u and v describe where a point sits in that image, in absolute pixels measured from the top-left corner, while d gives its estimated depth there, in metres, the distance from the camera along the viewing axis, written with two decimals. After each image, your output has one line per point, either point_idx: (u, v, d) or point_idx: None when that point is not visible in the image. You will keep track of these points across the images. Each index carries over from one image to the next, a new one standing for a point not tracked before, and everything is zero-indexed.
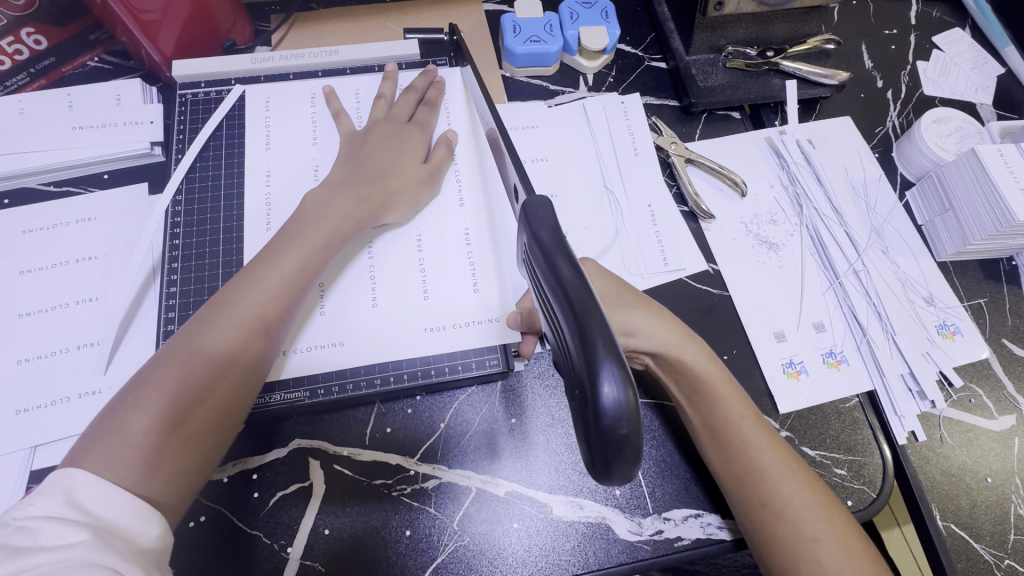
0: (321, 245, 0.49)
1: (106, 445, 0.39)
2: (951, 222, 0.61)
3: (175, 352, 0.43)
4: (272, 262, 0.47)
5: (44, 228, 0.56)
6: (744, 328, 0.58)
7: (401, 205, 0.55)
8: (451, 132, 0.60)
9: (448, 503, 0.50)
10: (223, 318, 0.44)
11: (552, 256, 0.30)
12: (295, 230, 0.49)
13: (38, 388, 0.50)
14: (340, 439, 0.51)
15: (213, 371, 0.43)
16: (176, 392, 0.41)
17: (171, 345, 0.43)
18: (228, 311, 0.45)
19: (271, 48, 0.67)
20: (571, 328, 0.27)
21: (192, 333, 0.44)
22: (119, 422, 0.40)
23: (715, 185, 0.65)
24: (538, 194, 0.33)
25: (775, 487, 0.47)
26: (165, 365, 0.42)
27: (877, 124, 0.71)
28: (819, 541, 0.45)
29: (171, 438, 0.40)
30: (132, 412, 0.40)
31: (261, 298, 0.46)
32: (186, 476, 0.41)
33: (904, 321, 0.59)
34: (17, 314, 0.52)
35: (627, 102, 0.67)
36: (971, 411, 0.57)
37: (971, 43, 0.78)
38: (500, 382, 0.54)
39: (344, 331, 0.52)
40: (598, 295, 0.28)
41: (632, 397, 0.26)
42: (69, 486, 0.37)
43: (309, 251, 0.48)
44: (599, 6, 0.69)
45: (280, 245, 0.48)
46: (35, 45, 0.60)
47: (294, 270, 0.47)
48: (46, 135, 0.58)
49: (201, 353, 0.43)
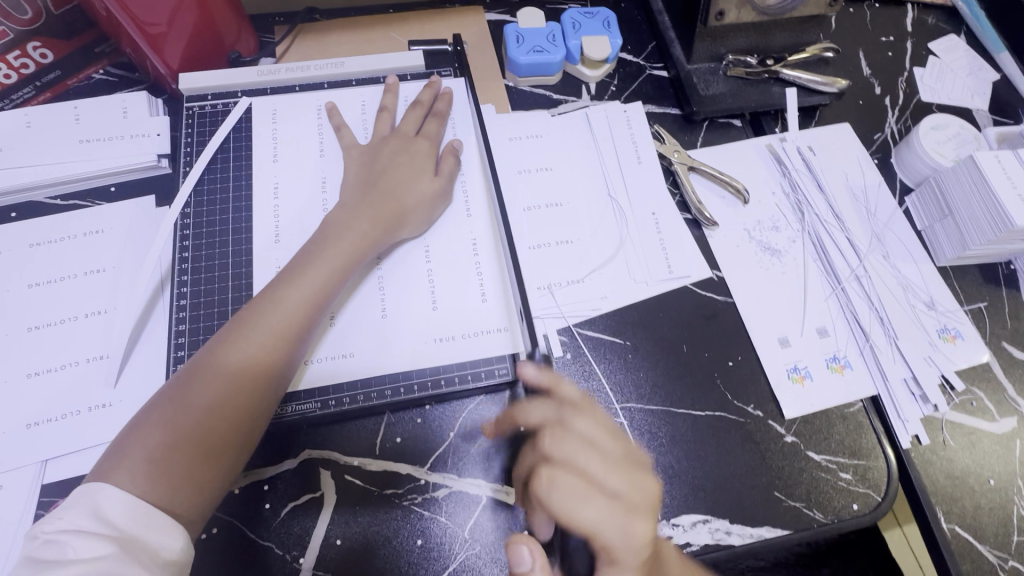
0: (338, 262, 0.50)
1: (132, 461, 0.40)
2: (950, 228, 0.62)
3: (200, 369, 0.44)
4: (292, 282, 0.48)
5: (52, 241, 0.56)
6: (749, 334, 0.59)
7: (418, 221, 0.56)
8: (458, 141, 0.60)
9: (458, 513, 0.50)
10: (245, 336, 0.45)
11: None
12: (313, 251, 0.50)
13: (48, 401, 0.50)
14: (350, 449, 0.52)
15: (235, 387, 0.43)
16: (199, 407, 0.42)
17: (196, 363, 0.44)
18: (250, 330, 0.46)
19: (276, 60, 0.67)
20: None
21: (215, 351, 0.45)
22: (144, 436, 0.41)
23: (717, 193, 0.66)
24: None
25: None
26: (190, 382, 0.43)
27: (875, 130, 0.72)
28: None
29: (193, 454, 0.41)
30: (156, 428, 0.41)
31: (281, 317, 0.46)
32: (208, 491, 0.41)
33: (906, 325, 0.60)
34: (27, 327, 0.53)
35: (630, 110, 0.68)
36: (973, 414, 0.58)
37: (966, 49, 0.79)
38: (508, 390, 0.55)
39: (355, 342, 0.53)
40: None
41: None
42: (97, 501, 0.38)
43: (326, 269, 0.49)
44: (601, 16, 0.70)
45: (299, 265, 0.50)
46: (41, 58, 0.61)
47: (313, 288, 0.48)
48: (52, 149, 0.58)
49: (224, 370, 0.44)
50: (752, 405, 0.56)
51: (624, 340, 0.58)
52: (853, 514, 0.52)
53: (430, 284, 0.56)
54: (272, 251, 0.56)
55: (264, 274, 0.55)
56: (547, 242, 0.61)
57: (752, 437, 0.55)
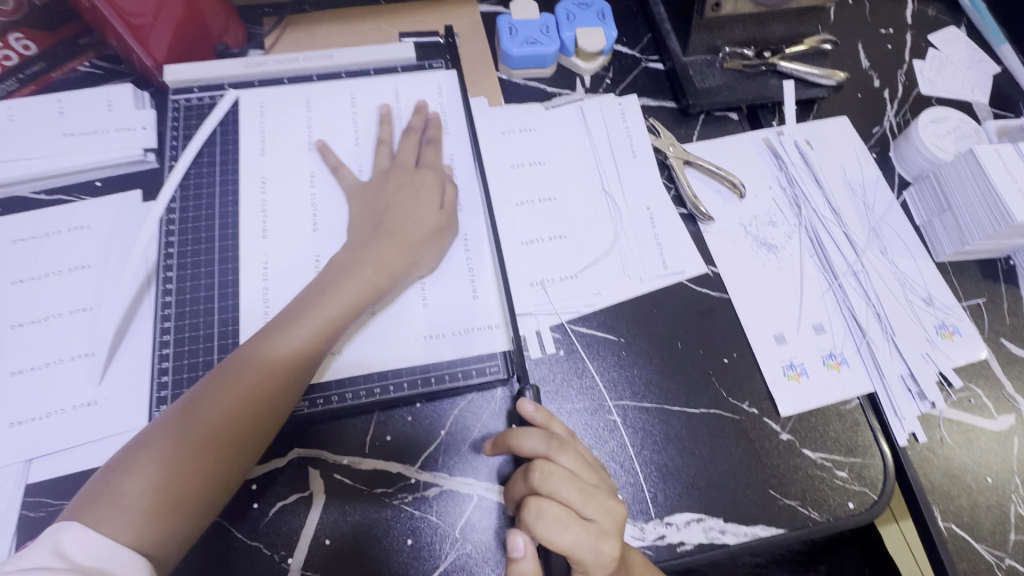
0: (335, 313, 0.48)
1: (106, 506, 0.40)
2: (949, 223, 0.61)
3: (189, 414, 0.44)
4: (287, 330, 0.47)
5: (37, 237, 0.55)
6: (745, 331, 0.58)
7: (422, 261, 0.53)
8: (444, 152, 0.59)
9: (449, 512, 0.49)
10: (227, 387, 0.45)
11: None
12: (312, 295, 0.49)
13: (32, 400, 0.49)
14: (339, 448, 0.51)
15: (213, 440, 0.43)
16: (178, 459, 0.42)
17: (178, 410, 0.44)
18: (239, 379, 0.45)
19: (265, 52, 0.66)
20: None
21: (207, 397, 0.45)
22: (126, 478, 0.41)
23: (713, 187, 0.65)
24: None
25: None
26: (177, 427, 0.43)
27: (874, 124, 0.71)
28: None
29: (168, 506, 0.41)
30: (140, 471, 0.42)
31: (266, 368, 0.46)
32: (177, 540, 0.41)
33: (904, 322, 0.59)
34: (10, 325, 0.52)
35: (624, 103, 0.67)
36: (970, 411, 0.57)
37: (966, 41, 0.78)
38: (500, 388, 0.54)
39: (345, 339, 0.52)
40: None
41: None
42: (61, 540, 0.38)
43: (322, 317, 0.48)
44: (595, 8, 0.69)
45: (298, 312, 0.48)
46: (24, 50, 0.59)
47: (303, 339, 0.47)
48: (36, 142, 0.57)
49: (210, 420, 0.44)
50: (747, 403, 0.55)
51: (618, 336, 0.57)
52: (849, 513, 0.52)
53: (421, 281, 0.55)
54: (261, 246, 0.55)
55: (251, 270, 0.54)
56: (541, 237, 0.60)
57: (747, 436, 0.54)
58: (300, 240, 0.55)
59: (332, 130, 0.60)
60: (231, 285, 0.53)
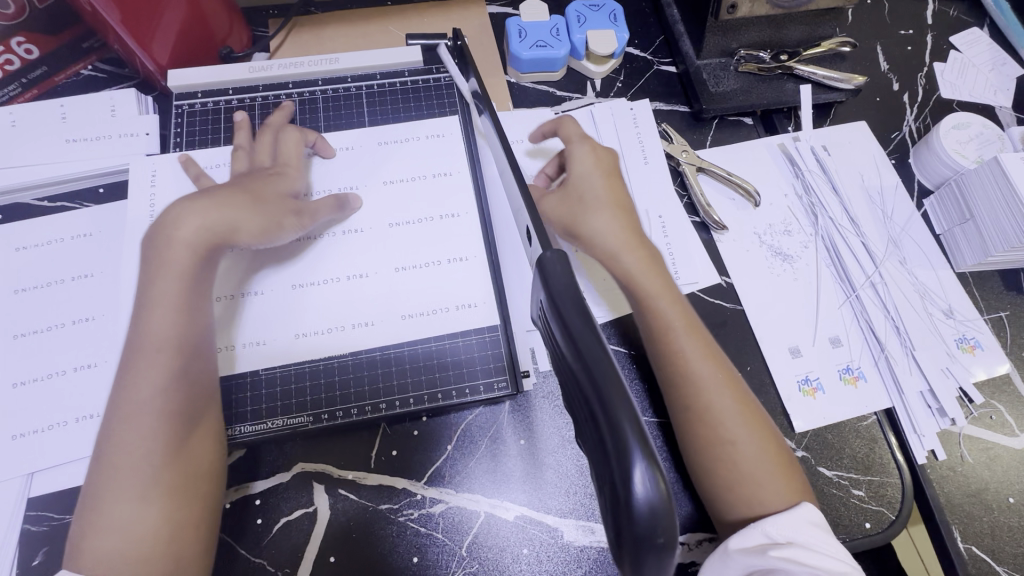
0: (189, 254, 0.48)
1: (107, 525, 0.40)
2: (972, 233, 0.59)
3: (96, 468, 0.42)
4: (150, 314, 0.46)
5: (39, 245, 0.55)
6: (759, 344, 0.57)
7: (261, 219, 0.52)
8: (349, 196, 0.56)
9: (455, 531, 0.48)
10: (139, 355, 0.44)
11: (568, 318, 0.28)
12: (226, 184, 0.53)
13: (36, 410, 0.49)
14: (344, 462, 0.50)
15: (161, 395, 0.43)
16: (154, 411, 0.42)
17: (119, 395, 0.43)
18: (121, 415, 0.42)
19: (270, 55, 0.65)
20: (593, 401, 0.25)
21: (102, 443, 0.42)
22: (102, 469, 0.41)
23: (726, 195, 0.63)
24: (555, 248, 0.31)
25: (688, 361, 0.48)
26: (141, 375, 0.43)
27: (893, 129, 0.69)
28: (737, 442, 0.45)
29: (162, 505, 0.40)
30: (110, 498, 0.40)
31: (177, 286, 0.47)
32: (184, 527, 0.41)
33: (924, 336, 0.57)
34: (12, 335, 0.51)
35: (636, 108, 0.66)
36: (992, 428, 0.55)
37: (990, 43, 0.76)
38: (507, 402, 0.53)
39: (289, 327, 0.52)
40: (614, 355, 0.25)
41: (661, 480, 0.23)
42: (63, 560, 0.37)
43: (185, 262, 0.47)
44: (606, 9, 0.67)
45: (157, 243, 0.48)
46: (26, 55, 0.58)
47: (161, 302, 0.46)
48: (39, 149, 0.57)
49: (131, 422, 0.42)
50: None
51: (630, 348, 0.55)
52: (866, 533, 0.50)
53: (360, 268, 0.54)
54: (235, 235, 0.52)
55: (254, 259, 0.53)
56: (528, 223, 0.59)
57: None
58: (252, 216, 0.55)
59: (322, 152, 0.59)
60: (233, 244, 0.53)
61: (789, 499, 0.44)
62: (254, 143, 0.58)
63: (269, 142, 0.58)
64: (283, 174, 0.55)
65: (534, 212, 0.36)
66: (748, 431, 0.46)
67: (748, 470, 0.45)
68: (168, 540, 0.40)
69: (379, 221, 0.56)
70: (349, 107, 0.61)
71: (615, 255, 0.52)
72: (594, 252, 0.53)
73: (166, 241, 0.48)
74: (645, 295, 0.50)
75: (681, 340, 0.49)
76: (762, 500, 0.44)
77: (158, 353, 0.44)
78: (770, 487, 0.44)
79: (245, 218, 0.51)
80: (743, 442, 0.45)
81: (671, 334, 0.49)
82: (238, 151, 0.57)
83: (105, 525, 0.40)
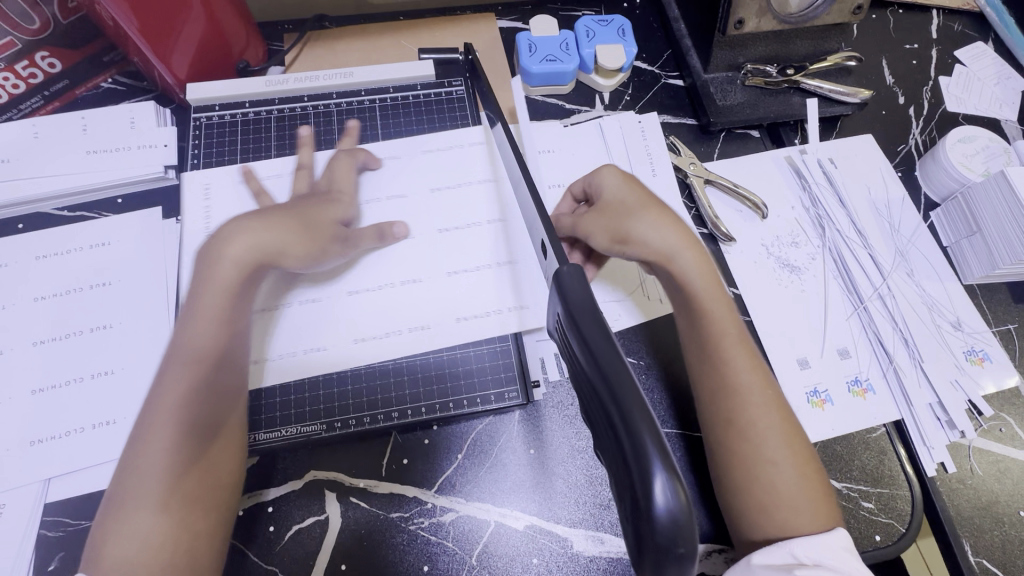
0: (235, 276, 0.49)
1: (125, 529, 0.41)
2: (979, 245, 0.60)
3: (125, 471, 0.43)
4: (191, 330, 0.48)
5: (58, 254, 0.56)
6: (767, 355, 0.57)
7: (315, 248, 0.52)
8: (399, 223, 0.55)
9: (465, 539, 0.49)
10: (178, 368, 0.46)
11: (587, 333, 0.28)
12: (282, 207, 0.54)
13: (54, 417, 0.50)
14: (355, 470, 0.50)
15: (191, 406, 0.44)
16: (185, 423, 0.43)
17: (155, 404, 0.45)
18: (155, 427, 0.44)
19: (285, 69, 0.67)
20: (612, 415, 0.25)
21: (135, 450, 0.44)
22: (131, 475, 0.43)
23: (733, 207, 0.64)
24: (572, 263, 0.32)
25: (736, 376, 0.48)
26: (175, 388, 0.45)
27: (899, 142, 0.70)
28: (776, 463, 0.45)
29: (177, 513, 0.41)
30: (131, 504, 0.41)
31: (220, 303, 0.48)
32: (201, 534, 0.42)
33: (933, 348, 0.58)
34: (31, 342, 0.52)
35: (645, 120, 0.66)
36: (1001, 441, 0.55)
37: (994, 57, 0.77)
38: (518, 412, 0.53)
39: (329, 335, 0.51)
40: (633, 370, 0.26)
41: (682, 492, 0.23)
42: None
43: (227, 282, 0.49)
44: (615, 24, 0.68)
45: (209, 258, 0.51)
46: (49, 68, 0.60)
47: (207, 316, 0.48)
48: (60, 160, 0.58)
49: (162, 431, 0.43)
50: None
51: (639, 359, 0.55)
52: (876, 546, 0.50)
53: (412, 273, 0.53)
54: None
55: None
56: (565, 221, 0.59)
57: None
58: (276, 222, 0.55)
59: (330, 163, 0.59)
60: None
61: (819, 523, 0.44)
62: (316, 162, 0.59)
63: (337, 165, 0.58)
64: (333, 204, 0.55)
65: (549, 227, 0.37)
66: (785, 453, 0.46)
67: (784, 491, 0.45)
68: (186, 547, 0.41)
69: (429, 228, 0.56)
70: (362, 120, 0.63)
71: (672, 255, 0.50)
72: (646, 253, 0.51)
73: (218, 258, 0.50)
74: (699, 305, 0.50)
75: (727, 352, 0.49)
76: (793, 523, 0.44)
77: (196, 365, 0.46)
78: (803, 511, 0.44)
79: (289, 242, 0.51)
80: (783, 465, 0.45)
81: (722, 348, 0.49)
82: (300, 172, 0.58)
83: (123, 531, 0.41)
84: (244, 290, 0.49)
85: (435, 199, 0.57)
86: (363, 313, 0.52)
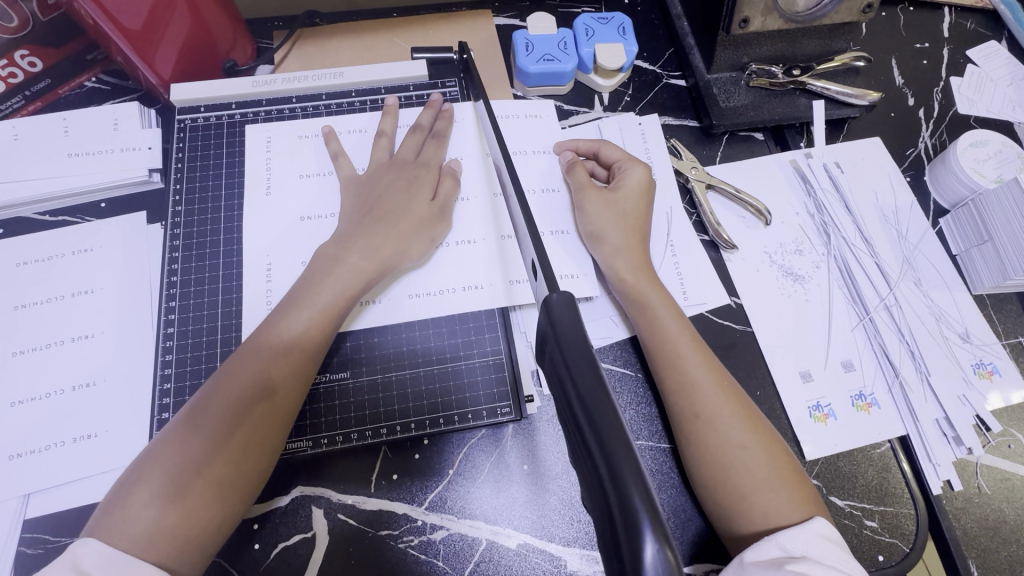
0: (342, 286, 0.49)
1: (131, 514, 0.39)
2: (990, 255, 0.58)
3: (157, 445, 0.42)
4: (282, 327, 0.47)
5: (40, 260, 0.54)
6: (769, 368, 0.55)
7: (422, 243, 0.53)
8: (456, 163, 0.58)
9: (455, 558, 0.47)
10: (252, 361, 0.45)
11: (577, 378, 0.28)
12: (390, 165, 0.56)
13: (33, 431, 0.48)
14: (343, 486, 0.49)
15: (246, 408, 0.43)
16: (235, 424, 0.43)
17: (216, 390, 0.44)
18: (214, 399, 0.44)
19: (274, 68, 0.65)
20: (602, 468, 0.25)
21: (176, 429, 0.43)
22: (163, 454, 0.41)
23: (736, 213, 0.62)
24: (563, 294, 0.32)
25: (688, 379, 0.48)
26: (238, 383, 0.44)
27: (908, 146, 0.68)
28: (745, 448, 0.45)
29: (185, 513, 0.40)
30: (146, 489, 0.40)
31: (315, 310, 0.48)
32: (199, 541, 0.40)
33: (940, 361, 0.56)
34: (11, 352, 0.50)
35: (645, 123, 0.64)
36: (1009, 457, 0.54)
37: (1007, 56, 0.74)
38: (510, 426, 0.52)
39: (388, 292, 0.54)
40: (625, 421, 0.26)
41: (673, 561, 0.22)
42: (77, 556, 0.37)
43: (326, 300, 0.48)
44: (615, 21, 0.66)
45: (350, 230, 0.52)
46: (30, 67, 0.58)
47: (307, 321, 0.47)
48: (40, 162, 0.56)
49: (213, 421, 0.43)
50: None
51: (635, 371, 0.54)
52: (880, 566, 0.49)
53: (468, 235, 0.57)
54: (304, 238, 0.55)
55: (256, 269, 0.54)
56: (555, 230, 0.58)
57: None
58: (328, 184, 0.58)
59: (334, 170, 0.58)
60: (294, 215, 0.56)
61: (803, 511, 0.43)
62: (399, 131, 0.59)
63: (413, 139, 0.58)
64: (422, 171, 0.56)
65: (539, 244, 0.36)
66: (756, 456, 0.45)
67: (759, 475, 0.44)
68: (183, 550, 0.39)
69: (484, 191, 0.59)
70: (353, 121, 0.61)
71: (622, 276, 0.53)
72: (607, 263, 0.53)
73: (341, 246, 0.51)
74: (653, 308, 0.51)
75: (684, 350, 0.49)
76: (775, 511, 0.43)
77: (274, 370, 0.45)
78: (781, 506, 0.43)
79: (410, 234, 0.53)
80: (752, 450, 0.45)
81: (672, 348, 0.49)
82: (382, 138, 0.58)
83: (129, 515, 0.39)
84: (341, 309, 0.49)
85: (520, 162, 0.61)
86: (419, 274, 0.55)
